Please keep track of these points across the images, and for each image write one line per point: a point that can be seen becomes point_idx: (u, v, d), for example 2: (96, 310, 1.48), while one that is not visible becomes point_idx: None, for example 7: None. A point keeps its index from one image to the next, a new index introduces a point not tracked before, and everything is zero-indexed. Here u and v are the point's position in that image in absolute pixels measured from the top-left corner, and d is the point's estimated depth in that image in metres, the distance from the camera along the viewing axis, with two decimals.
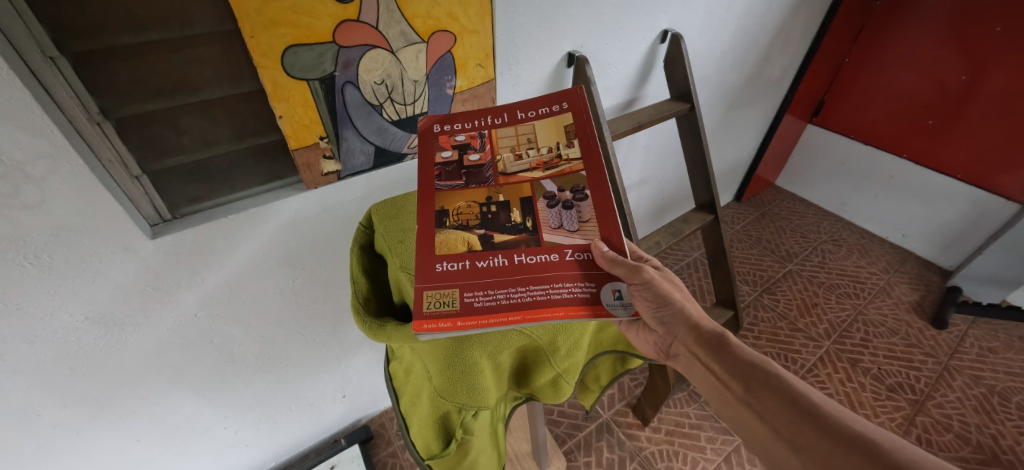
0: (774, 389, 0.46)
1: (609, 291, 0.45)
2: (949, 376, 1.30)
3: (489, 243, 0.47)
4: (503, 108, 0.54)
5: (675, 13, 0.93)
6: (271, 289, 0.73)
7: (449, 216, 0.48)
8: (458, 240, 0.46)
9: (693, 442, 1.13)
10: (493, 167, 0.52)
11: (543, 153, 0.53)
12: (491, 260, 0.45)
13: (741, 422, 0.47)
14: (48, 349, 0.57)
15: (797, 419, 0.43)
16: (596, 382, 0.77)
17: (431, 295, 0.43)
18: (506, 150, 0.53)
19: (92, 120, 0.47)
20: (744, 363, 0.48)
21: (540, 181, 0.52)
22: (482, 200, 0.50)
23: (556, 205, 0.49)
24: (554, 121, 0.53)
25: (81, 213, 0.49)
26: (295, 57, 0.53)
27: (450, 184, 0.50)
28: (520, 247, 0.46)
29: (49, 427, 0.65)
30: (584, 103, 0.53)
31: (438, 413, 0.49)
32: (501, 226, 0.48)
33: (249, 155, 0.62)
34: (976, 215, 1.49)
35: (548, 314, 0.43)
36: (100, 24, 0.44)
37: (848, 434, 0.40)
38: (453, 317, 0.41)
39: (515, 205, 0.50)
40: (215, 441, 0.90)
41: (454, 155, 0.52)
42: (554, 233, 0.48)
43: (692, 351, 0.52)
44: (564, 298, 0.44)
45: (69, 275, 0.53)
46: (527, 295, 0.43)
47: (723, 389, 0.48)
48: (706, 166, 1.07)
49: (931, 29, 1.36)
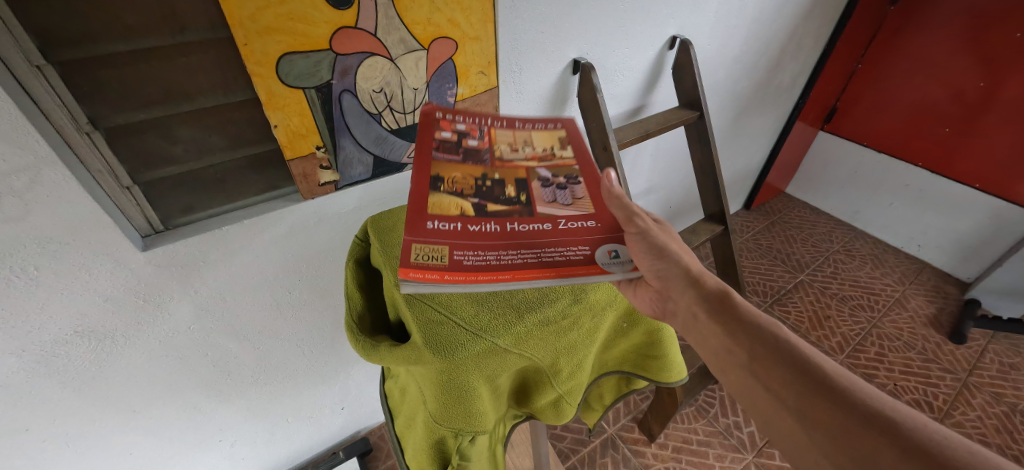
0: (783, 357, 0.39)
1: (604, 251, 0.44)
2: (969, 393, 1.25)
3: (482, 211, 0.44)
4: (504, 117, 0.55)
5: (684, 19, 0.91)
6: (267, 301, 0.71)
7: (444, 183, 0.46)
8: (452, 204, 0.44)
9: (701, 459, 1.09)
10: (490, 152, 0.50)
11: (538, 151, 0.52)
12: (483, 225, 0.43)
13: (742, 391, 0.41)
14: (34, 364, 0.55)
15: (807, 390, 0.37)
16: (598, 401, 0.73)
17: (419, 247, 0.39)
18: (505, 143, 0.51)
19: (81, 130, 0.46)
20: (750, 325, 0.43)
21: (534, 168, 0.49)
22: (477, 176, 0.47)
23: (550, 186, 0.48)
24: (549, 133, 0.54)
25: (68, 226, 0.48)
26: (290, 66, 0.52)
27: (447, 157, 0.48)
28: (513, 216, 0.44)
29: (38, 441, 0.64)
30: (579, 130, 0.56)
31: (432, 438, 0.46)
32: (495, 197, 0.46)
33: (244, 164, 0.60)
34: (995, 226, 1.45)
35: (539, 274, 0.40)
36: (89, 32, 0.43)
37: (867, 410, 0.34)
38: (441, 270, 0.38)
39: (509, 183, 0.48)
40: (211, 454, 0.88)
41: (454, 137, 0.51)
42: (547, 207, 0.46)
43: (692, 310, 0.46)
44: (560, 259, 0.42)
45: (57, 288, 0.51)
46: (519, 257, 0.41)
47: (725, 353, 0.43)
48: (716, 176, 1.04)
49: (947, 33, 1.32)
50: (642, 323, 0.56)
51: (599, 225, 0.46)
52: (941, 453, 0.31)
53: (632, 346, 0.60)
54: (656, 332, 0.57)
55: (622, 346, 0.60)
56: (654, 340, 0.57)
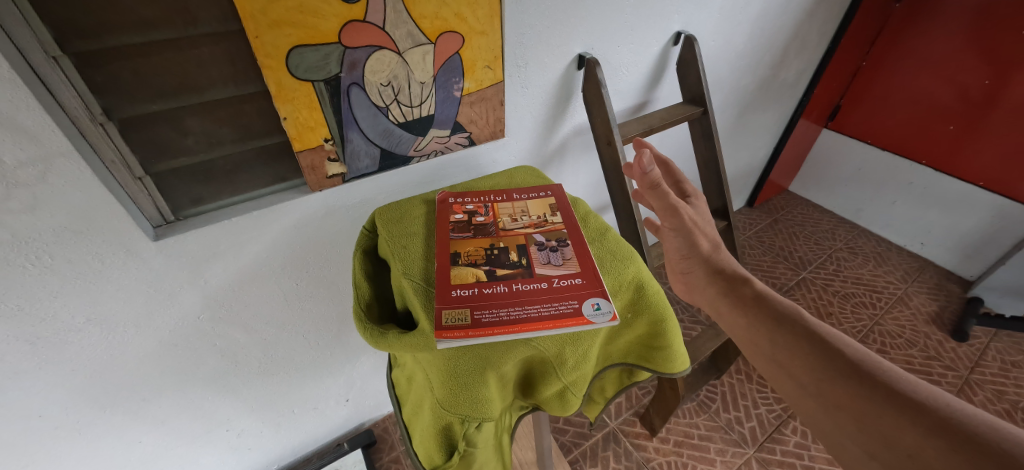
0: (808, 346, 0.45)
1: (587, 304, 0.44)
2: (970, 390, 1.25)
3: (493, 276, 0.48)
4: (504, 191, 0.63)
5: (689, 15, 0.91)
6: (274, 292, 0.72)
7: (460, 257, 0.50)
8: (469, 273, 0.48)
9: (702, 454, 1.10)
10: (495, 225, 0.56)
11: (534, 218, 0.57)
12: (495, 288, 0.46)
13: (773, 377, 0.47)
14: (47, 351, 0.56)
15: (830, 376, 0.42)
16: (602, 393, 0.72)
17: (449, 311, 0.43)
18: (506, 215, 0.57)
19: (95, 120, 0.47)
20: (777, 317, 0.49)
21: (531, 234, 0.54)
22: (487, 246, 0.52)
23: (545, 249, 0.51)
24: (541, 201, 0.61)
25: (82, 215, 0.49)
26: (300, 58, 0.52)
27: (461, 235, 0.54)
28: (517, 277, 0.47)
29: (50, 427, 0.65)
30: (565, 194, 0.62)
31: (439, 425, 0.46)
32: (502, 263, 0.50)
33: (253, 157, 0.61)
34: (1000, 224, 1.44)
35: (543, 326, 0.42)
36: (104, 24, 0.44)
37: (888, 390, 0.39)
38: (466, 328, 0.41)
39: (513, 249, 0.52)
40: (217, 444, 0.89)
41: (464, 217, 0.57)
42: (545, 268, 0.49)
43: (724, 307, 0.54)
44: (555, 313, 0.43)
45: (70, 276, 0.52)
46: (525, 312, 0.43)
47: (755, 344, 0.49)
48: (719, 172, 1.04)
49: (952, 31, 1.32)
50: (646, 313, 0.53)
51: (586, 282, 0.47)
52: (962, 429, 0.35)
53: (636, 337, 0.58)
54: (660, 324, 0.54)
55: (627, 337, 0.57)
56: (659, 332, 0.55)
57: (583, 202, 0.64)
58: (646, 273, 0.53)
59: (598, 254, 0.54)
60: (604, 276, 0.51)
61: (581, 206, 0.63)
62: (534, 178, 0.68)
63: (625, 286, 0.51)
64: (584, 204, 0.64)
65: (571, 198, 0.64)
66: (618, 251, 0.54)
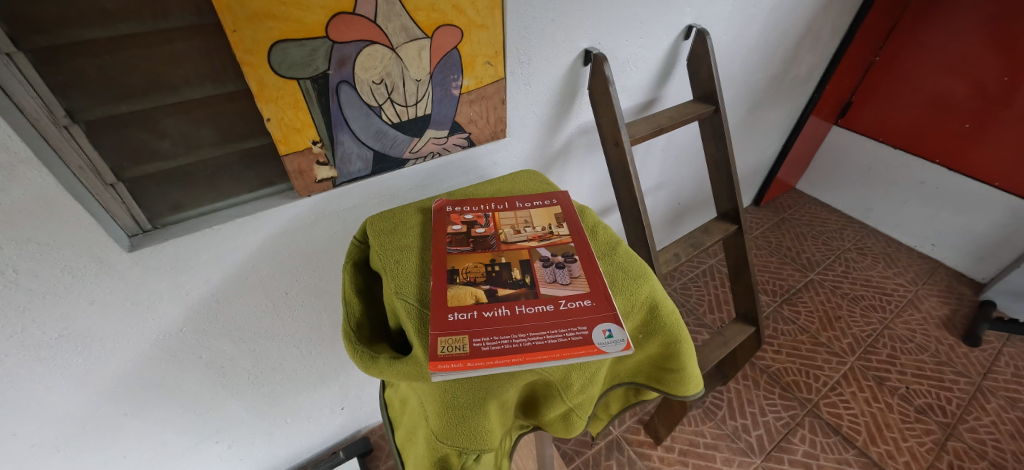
0: None
1: (598, 331, 0.40)
2: (983, 397, 1.22)
3: (493, 297, 0.44)
4: (504, 198, 0.59)
5: (701, 8, 0.86)
6: (262, 302, 0.68)
7: (458, 275, 0.46)
8: (467, 294, 0.44)
9: (708, 463, 1.07)
10: (495, 237, 0.52)
11: (538, 230, 0.53)
12: (496, 311, 0.42)
13: None
14: (17, 368, 0.53)
15: None
16: (608, 410, 0.68)
17: (445, 339, 0.39)
18: (507, 226, 0.53)
19: (58, 124, 0.43)
20: None
21: (535, 248, 0.50)
22: (487, 262, 0.48)
23: (550, 265, 0.48)
24: (546, 211, 0.57)
25: (46, 225, 0.44)
26: (283, 54, 0.48)
27: (459, 249, 0.50)
28: (519, 298, 0.43)
29: (26, 446, 0.61)
30: (571, 202, 0.58)
31: (434, 457, 0.42)
32: (504, 281, 0.46)
33: (237, 160, 0.57)
34: (1015, 226, 1.40)
35: (549, 356, 0.38)
36: (62, 16, 0.39)
37: None
38: (464, 358, 0.37)
39: (516, 265, 0.48)
40: (206, 456, 0.85)
41: (463, 228, 0.53)
42: (550, 287, 0.45)
43: None
44: (562, 341, 0.39)
45: (38, 291, 0.48)
46: (529, 339, 0.39)
47: None
48: (730, 173, 0.99)
49: (969, 25, 1.27)
50: (659, 334, 0.50)
51: (595, 304, 0.43)
52: None
53: (647, 357, 0.54)
54: (674, 345, 0.50)
55: (637, 357, 0.53)
56: (672, 353, 0.51)
57: (590, 210, 0.60)
58: (660, 291, 0.50)
59: (608, 270, 0.50)
60: (615, 295, 0.47)
61: (587, 215, 0.59)
62: (536, 184, 0.63)
63: (637, 307, 0.47)
64: (591, 213, 0.60)
65: (577, 206, 0.61)
66: (630, 267, 0.50)
